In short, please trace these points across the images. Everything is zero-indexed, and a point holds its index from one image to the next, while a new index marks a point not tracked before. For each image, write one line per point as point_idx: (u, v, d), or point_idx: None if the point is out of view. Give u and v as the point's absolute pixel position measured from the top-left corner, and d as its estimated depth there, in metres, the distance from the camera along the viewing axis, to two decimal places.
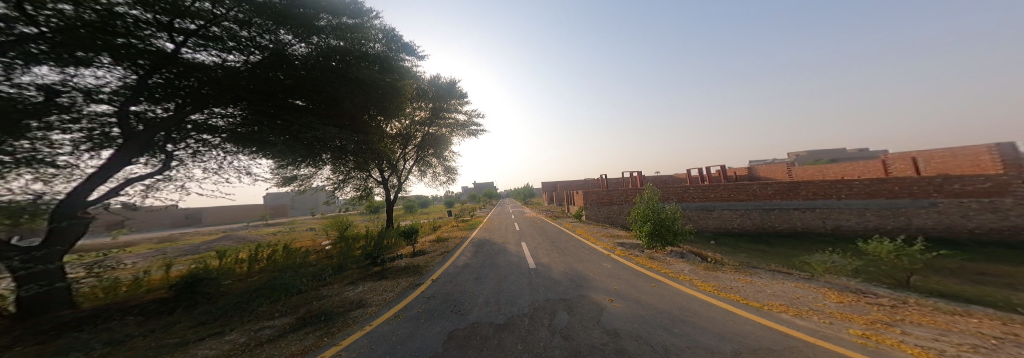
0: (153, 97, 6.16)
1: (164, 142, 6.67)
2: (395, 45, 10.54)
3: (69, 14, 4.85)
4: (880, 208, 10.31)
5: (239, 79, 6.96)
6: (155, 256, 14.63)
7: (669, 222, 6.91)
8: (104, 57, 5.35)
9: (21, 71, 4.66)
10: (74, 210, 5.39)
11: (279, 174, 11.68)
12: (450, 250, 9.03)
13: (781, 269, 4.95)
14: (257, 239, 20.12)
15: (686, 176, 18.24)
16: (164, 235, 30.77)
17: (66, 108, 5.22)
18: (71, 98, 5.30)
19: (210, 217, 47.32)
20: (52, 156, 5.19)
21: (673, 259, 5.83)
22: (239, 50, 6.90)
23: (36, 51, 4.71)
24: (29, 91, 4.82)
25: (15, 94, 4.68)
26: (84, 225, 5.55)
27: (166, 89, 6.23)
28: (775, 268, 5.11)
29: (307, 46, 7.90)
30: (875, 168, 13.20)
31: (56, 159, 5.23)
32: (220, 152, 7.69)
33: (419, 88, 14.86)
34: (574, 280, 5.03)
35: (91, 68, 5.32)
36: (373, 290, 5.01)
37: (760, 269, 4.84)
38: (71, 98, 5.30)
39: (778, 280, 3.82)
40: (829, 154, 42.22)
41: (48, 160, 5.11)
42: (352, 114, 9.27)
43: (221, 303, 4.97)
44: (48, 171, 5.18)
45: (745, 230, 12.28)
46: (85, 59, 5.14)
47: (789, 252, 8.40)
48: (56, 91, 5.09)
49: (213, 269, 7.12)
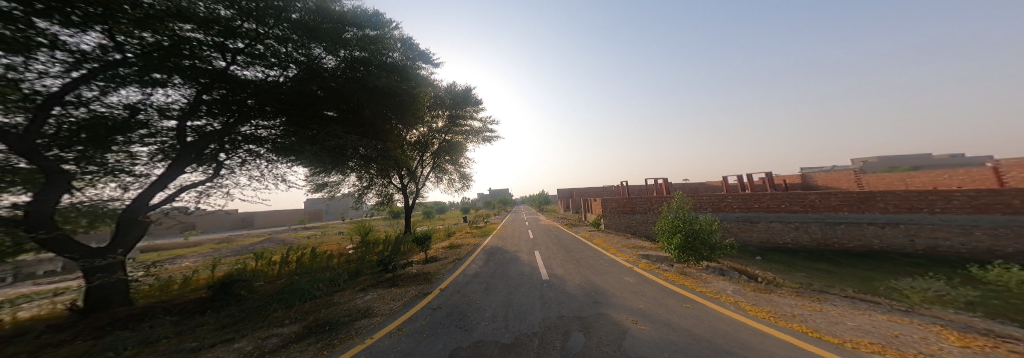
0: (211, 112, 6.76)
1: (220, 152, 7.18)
2: (412, 54, 10.95)
3: (151, 41, 5.42)
4: (994, 225, 8.24)
5: (277, 91, 7.50)
6: (204, 256, 16.14)
7: (704, 234, 6.04)
8: (175, 78, 5.94)
9: (111, 92, 5.32)
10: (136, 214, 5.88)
11: (310, 180, 12.49)
12: (462, 258, 8.83)
13: (859, 296, 3.99)
14: (291, 242, 21.62)
15: (721, 183, 16.51)
16: (220, 236, 34.52)
17: (143, 124, 5.76)
18: (147, 115, 5.79)
19: (258, 220, 52.80)
20: (132, 167, 5.72)
21: (710, 276, 5.02)
22: (279, 65, 7.46)
23: (123, 74, 5.32)
24: (118, 110, 5.35)
25: (105, 112, 5.19)
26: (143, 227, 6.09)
27: (219, 104, 6.84)
28: (850, 294, 4.13)
29: (334, 59, 8.43)
30: (972, 174, 10.84)
31: (133, 169, 5.73)
32: (263, 161, 8.20)
33: (437, 97, 15.30)
34: (592, 296, 4.48)
35: (163, 88, 5.88)
36: (382, 299, 4.84)
37: (828, 294, 3.92)
38: (147, 115, 5.80)
39: (861, 310, 2.98)
40: (900, 159, 36.44)
41: (127, 170, 5.62)
42: (374, 122, 9.64)
43: (245, 304, 5.13)
44: (127, 180, 5.71)
45: (800, 246, 10.67)
46: (160, 80, 5.73)
47: (862, 276, 6.97)
48: (138, 109, 5.60)
49: (248, 270, 7.56)
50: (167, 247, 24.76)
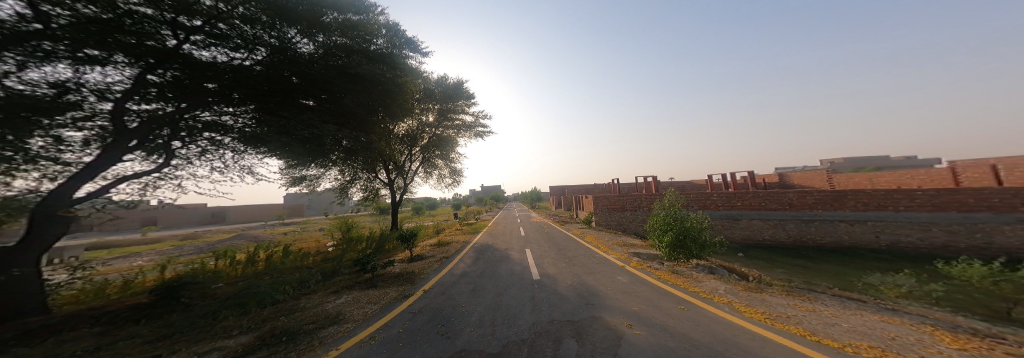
0: (164, 96, 5.91)
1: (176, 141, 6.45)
2: (398, 41, 10.31)
3: (85, 13, 4.72)
4: (949, 222, 8.82)
5: (246, 77, 6.77)
6: (170, 254, 15.00)
7: (694, 232, 6.03)
8: (118, 56, 5.18)
9: (34, 69, 4.57)
10: (59, 209, 5.03)
11: (286, 174, 11.70)
12: (450, 256, 8.49)
13: (844, 293, 4.02)
14: (268, 239, 20.47)
15: (707, 181, 16.98)
16: (188, 233, 32.30)
17: (77, 105, 5.01)
18: (83, 95, 5.07)
19: (233, 216, 50.00)
20: (61, 153, 5.01)
21: (702, 275, 4.98)
22: (247, 48, 6.64)
23: (49, 48, 4.59)
24: (42, 88, 4.61)
25: (26, 91, 4.46)
26: (66, 224, 5.21)
27: (174, 88, 5.97)
28: (835, 291, 4.17)
29: (312, 45, 7.72)
30: (935, 175, 11.51)
31: (61, 157, 5.00)
32: (228, 151, 7.50)
33: (425, 89, 14.67)
34: (584, 297, 4.32)
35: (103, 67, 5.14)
36: (356, 303, 4.45)
37: (816, 292, 3.90)
38: (82, 96, 5.07)
39: (853, 310, 2.94)
40: (864, 160, 39.14)
41: (53, 157, 4.85)
42: (356, 113, 9.00)
43: (196, 309, 4.60)
44: (51, 168, 4.95)
45: (778, 242, 11.12)
46: (98, 58, 4.99)
47: (837, 271, 7.27)
48: (70, 89, 4.88)
49: (207, 272, 6.87)
50: (127, 245, 22.90)
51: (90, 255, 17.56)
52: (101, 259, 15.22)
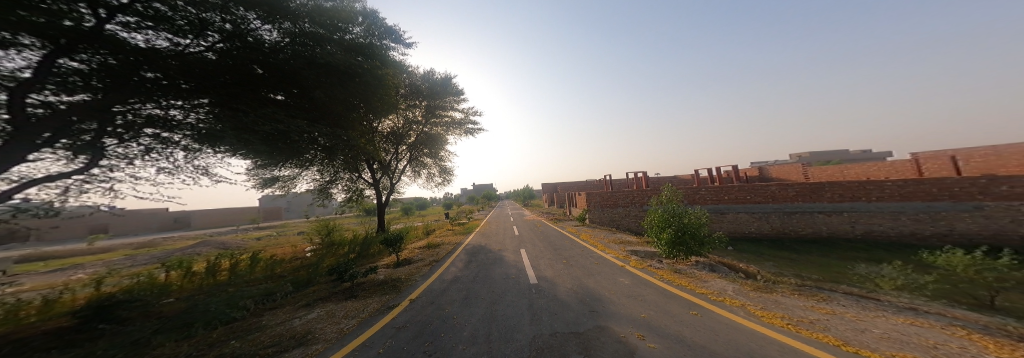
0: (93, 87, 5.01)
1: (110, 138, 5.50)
2: (378, 31, 9.52)
3: None
4: (916, 211, 9.29)
5: (197, 67, 5.90)
6: (125, 265, 13.49)
7: (692, 228, 5.90)
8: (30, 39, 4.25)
9: None
10: None
11: (255, 174, 10.64)
12: (440, 259, 7.95)
13: (851, 290, 3.91)
14: (240, 245, 18.94)
15: (695, 177, 17.35)
16: (148, 240, 29.48)
17: None
18: None
19: (201, 220, 46.46)
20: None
21: (705, 274, 4.81)
22: (199, 35, 5.80)
23: None
24: None
25: None
26: None
27: (108, 79, 5.07)
28: (841, 288, 4.05)
29: (278, 33, 6.86)
30: (903, 168, 12.16)
31: None
32: (180, 150, 6.62)
33: (411, 84, 13.88)
34: (587, 303, 3.99)
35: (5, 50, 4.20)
36: (330, 318, 3.80)
37: (825, 290, 3.77)
38: None
39: (873, 311, 2.78)
40: (829, 154, 41.97)
41: None
42: (331, 108, 8.19)
43: (129, 331, 3.84)
44: None
45: (764, 235, 11.41)
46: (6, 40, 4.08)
47: (826, 263, 7.42)
48: None
49: (152, 286, 5.92)
50: (72, 256, 20.49)
51: (25, 268, 15.50)
52: (37, 272, 13.41)
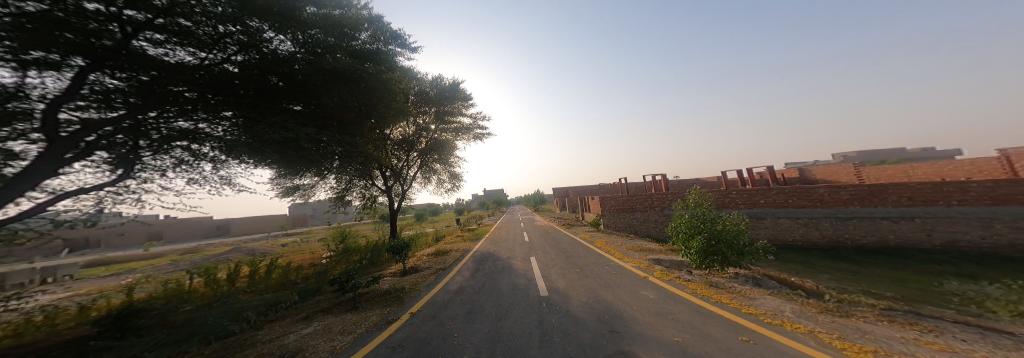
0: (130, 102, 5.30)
1: (145, 150, 5.81)
2: (385, 36, 9.59)
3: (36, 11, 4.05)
4: (1014, 217, 7.75)
5: (222, 80, 6.16)
6: (162, 269, 14.46)
7: (730, 236, 5.10)
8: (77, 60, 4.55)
9: None
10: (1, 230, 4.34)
11: (276, 182, 11.05)
12: (447, 267, 7.65)
13: (966, 319, 3.02)
14: (265, 251, 19.90)
15: (722, 178, 15.99)
16: (190, 246, 31.91)
17: (25, 114, 4.35)
18: (30, 102, 4.39)
19: (237, 227, 49.99)
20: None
21: (750, 290, 4.05)
22: (223, 49, 6.04)
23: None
24: None
25: None
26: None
27: (144, 95, 5.35)
28: (951, 316, 3.16)
29: (292, 43, 7.05)
30: (984, 165, 10.36)
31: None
32: (208, 163, 6.91)
33: (421, 91, 14.04)
34: (606, 321, 3.43)
35: (55, 71, 4.52)
36: (324, 333, 3.50)
37: (927, 317, 2.92)
38: (30, 103, 4.39)
39: (1018, 353, 2.02)
40: (877, 151, 37.78)
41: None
42: (342, 115, 8.28)
43: (134, 341, 3.79)
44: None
45: (810, 243, 10.08)
46: (55, 62, 4.37)
47: (896, 277, 6.26)
48: (17, 96, 4.24)
49: (174, 293, 6.05)
50: (126, 261, 22.61)
51: (85, 272, 17.22)
52: (91, 277, 14.69)
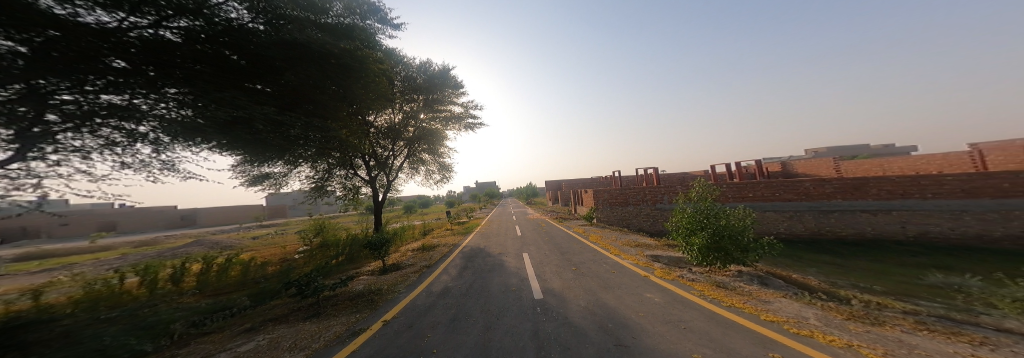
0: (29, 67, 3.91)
1: (57, 128, 4.57)
2: (362, 9, 8.44)
3: None
4: (983, 210, 8.04)
5: (158, 50, 5.00)
6: (110, 264, 12.95)
7: (734, 231, 4.80)
8: None
9: None
10: None
11: (241, 170, 9.91)
12: (433, 264, 7.05)
13: (1000, 324, 2.75)
14: (236, 244, 18.52)
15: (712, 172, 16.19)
16: (150, 238, 29.34)
17: None
18: None
19: (206, 218, 46.60)
20: None
21: (762, 291, 3.72)
22: (158, 14, 4.81)
23: None
24: None
25: None
26: None
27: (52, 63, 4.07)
28: (979, 320, 2.90)
29: (247, 10, 5.89)
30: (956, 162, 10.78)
31: None
32: (148, 144, 5.71)
33: (406, 75, 12.99)
34: (611, 332, 2.98)
35: None
36: (270, 351, 2.84)
37: (971, 326, 2.60)
38: None
39: None
40: (849, 148, 40.15)
41: None
42: (310, 95, 7.20)
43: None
44: None
45: (795, 235, 10.28)
46: None
47: (882, 269, 6.36)
48: None
49: (99, 296, 5.09)
50: (70, 254, 20.32)
51: (17, 267, 15.23)
52: (23, 273, 12.96)
